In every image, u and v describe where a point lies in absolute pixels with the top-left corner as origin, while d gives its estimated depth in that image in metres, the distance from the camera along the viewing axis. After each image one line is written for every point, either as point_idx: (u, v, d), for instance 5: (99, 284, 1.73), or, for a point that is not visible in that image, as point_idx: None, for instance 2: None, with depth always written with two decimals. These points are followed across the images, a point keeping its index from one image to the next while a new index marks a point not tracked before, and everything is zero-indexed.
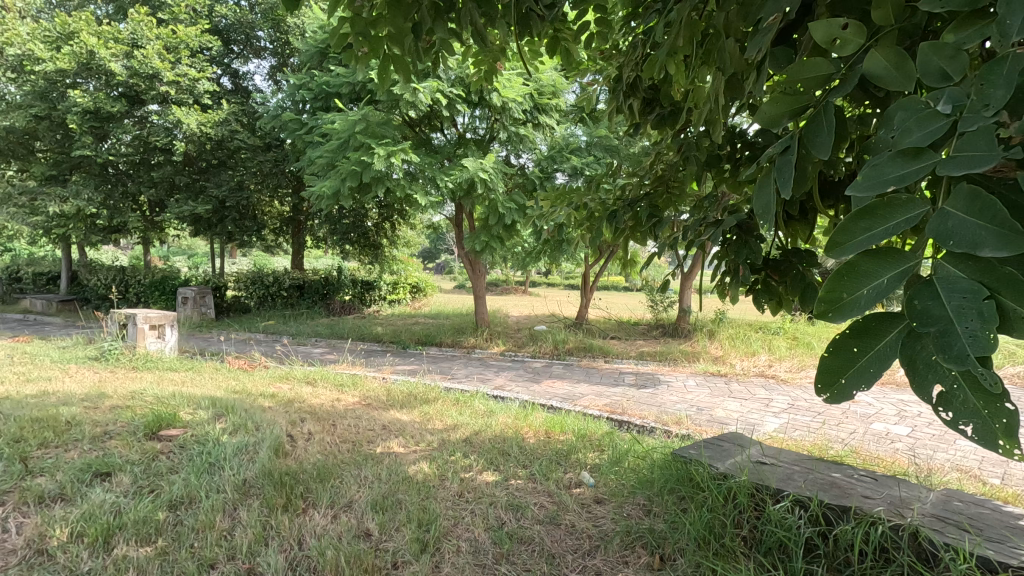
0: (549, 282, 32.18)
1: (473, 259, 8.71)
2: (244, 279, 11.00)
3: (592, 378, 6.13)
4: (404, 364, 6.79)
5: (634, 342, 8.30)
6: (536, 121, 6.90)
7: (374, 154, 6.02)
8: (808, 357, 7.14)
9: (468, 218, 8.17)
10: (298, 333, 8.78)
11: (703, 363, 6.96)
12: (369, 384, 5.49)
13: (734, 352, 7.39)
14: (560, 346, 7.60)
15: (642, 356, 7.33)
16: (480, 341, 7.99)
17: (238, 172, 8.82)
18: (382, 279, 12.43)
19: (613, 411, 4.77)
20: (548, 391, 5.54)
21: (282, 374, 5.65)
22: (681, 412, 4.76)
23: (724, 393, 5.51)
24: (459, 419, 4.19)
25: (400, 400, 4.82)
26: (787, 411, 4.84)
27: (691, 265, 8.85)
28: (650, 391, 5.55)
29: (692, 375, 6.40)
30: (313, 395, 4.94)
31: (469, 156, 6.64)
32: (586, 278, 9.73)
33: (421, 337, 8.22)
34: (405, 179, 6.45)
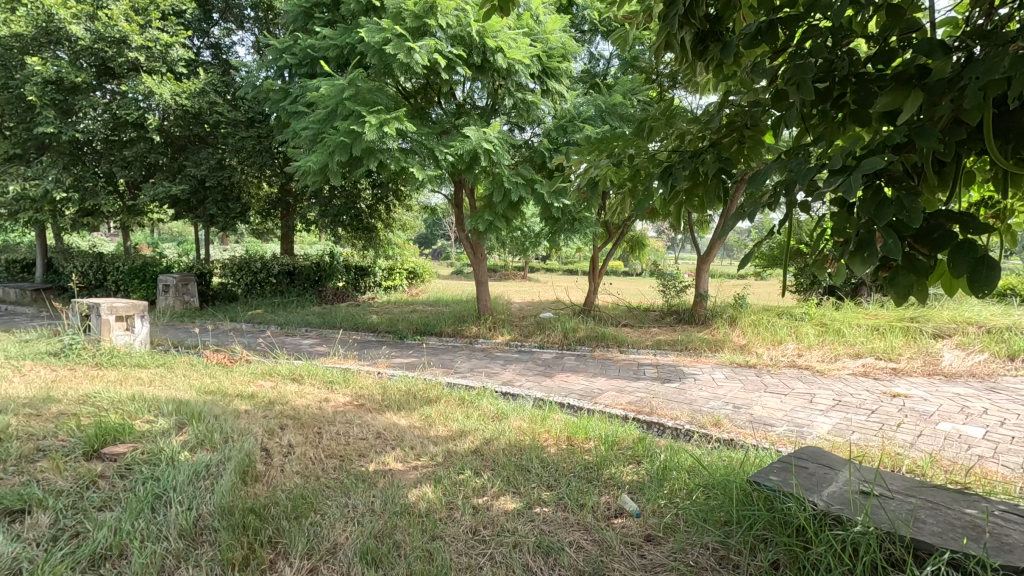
0: (548, 268, 31.56)
1: (475, 242, 8.10)
2: (230, 266, 10.35)
3: (609, 371, 5.56)
4: (402, 356, 6.21)
5: (649, 330, 7.72)
6: (544, 88, 6.27)
7: (365, 122, 5.38)
8: (840, 345, 6.58)
9: (470, 197, 7.54)
10: (287, 323, 8.16)
11: (726, 353, 6.41)
12: (362, 380, 4.91)
13: (759, 340, 6.83)
14: (570, 335, 7.02)
15: (660, 345, 6.77)
16: (483, 330, 7.40)
17: (219, 149, 8.15)
18: (377, 265, 11.80)
19: (639, 411, 4.20)
20: (563, 387, 4.97)
21: (265, 370, 5.05)
22: (716, 411, 4.21)
23: (758, 387, 4.96)
24: (466, 423, 3.62)
25: (398, 400, 4.24)
26: (835, 408, 4.29)
27: (709, 246, 8.27)
28: (676, 385, 4.99)
29: (718, 366, 5.84)
30: (298, 395, 4.36)
31: (472, 125, 6.00)
32: (594, 262, 9.14)
33: (420, 326, 7.62)
34: (400, 152, 5.81)
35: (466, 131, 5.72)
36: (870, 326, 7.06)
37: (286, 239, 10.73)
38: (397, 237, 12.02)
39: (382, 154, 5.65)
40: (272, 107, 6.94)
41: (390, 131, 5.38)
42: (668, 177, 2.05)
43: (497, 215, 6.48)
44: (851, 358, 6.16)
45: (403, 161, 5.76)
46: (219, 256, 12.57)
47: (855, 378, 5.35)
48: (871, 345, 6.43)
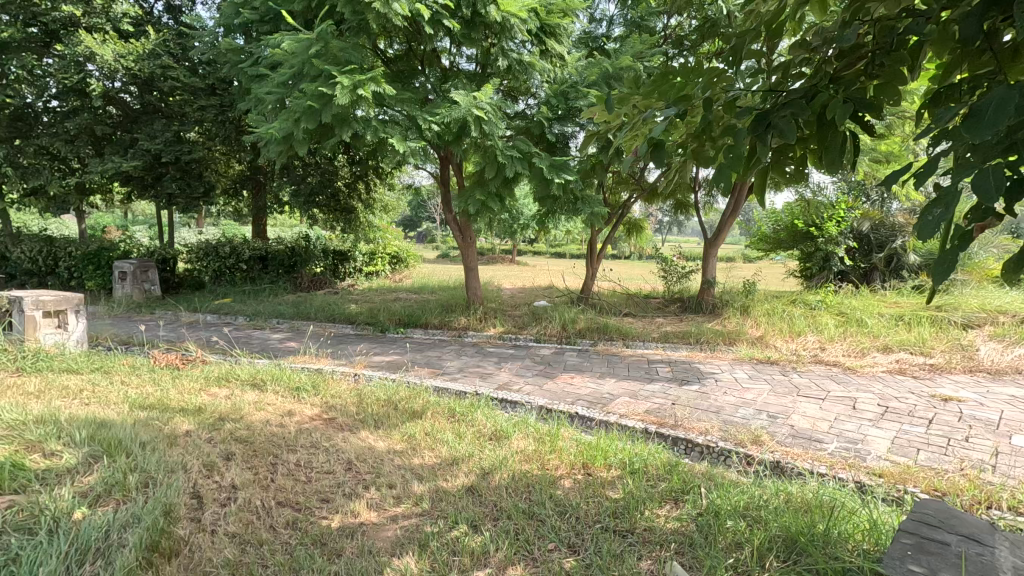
0: (536, 252, 30.91)
1: (463, 224, 7.38)
2: (196, 250, 9.50)
3: (616, 370, 4.92)
4: (383, 353, 5.54)
5: (653, 321, 7.10)
6: (542, 49, 5.52)
7: (336, 84, 4.62)
8: (863, 337, 6.03)
9: (458, 173, 6.82)
10: (256, 314, 7.40)
11: (742, 347, 5.81)
12: (333, 386, 4.22)
13: (776, 332, 6.25)
14: (569, 326, 6.37)
15: (668, 338, 6.15)
16: (473, 322, 6.72)
17: (176, 120, 7.25)
18: (357, 249, 11.03)
19: (661, 424, 3.57)
20: (567, 391, 4.33)
21: (221, 375, 4.33)
22: (749, 423, 3.60)
23: (788, 390, 4.37)
24: (458, 447, 2.97)
25: (376, 414, 3.57)
26: (884, 417, 3.71)
27: (717, 229, 7.66)
28: (696, 388, 4.37)
29: (737, 364, 5.23)
30: (257, 408, 3.66)
31: (460, 90, 5.25)
32: (592, 245, 8.47)
33: (403, 317, 6.93)
34: (377, 121, 5.08)
35: (454, 97, 5.00)
36: (894, 316, 6.51)
37: (258, 221, 9.89)
38: (379, 219, 11.23)
39: (355, 123, 4.92)
40: (231, 70, 6.11)
41: (365, 94, 4.63)
42: (765, 127, 1.40)
43: (491, 193, 5.76)
44: (878, 352, 5.61)
45: (380, 131, 5.03)
46: (186, 239, 11.67)
47: (891, 376, 4.79)
48: (898, 337, 5.88)
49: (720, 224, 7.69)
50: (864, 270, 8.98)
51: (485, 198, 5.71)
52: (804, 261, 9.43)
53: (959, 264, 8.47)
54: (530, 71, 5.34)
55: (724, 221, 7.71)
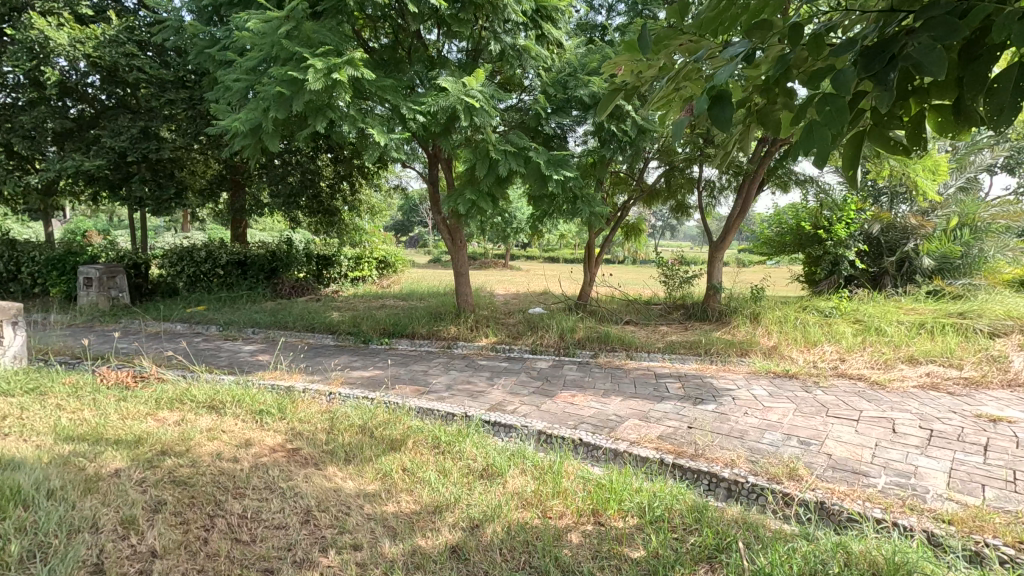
0: (529, 256, 30.48)
1: (453, 226, 6.90)
2: (170, 255, 8.95)
3: (621, 386, 4.45)
4: (364, 367, 5.04)
5: (656, 330, 6.63)
6: (538, 35, 5.08)
7: (308, 68, 4.15)
8: (884, 347, 5.60)
9: (447, 171, 6.35)
10: (229, 323, 6.87)
11: (756, 359, 5.35)
12: (303, 409, 3.71)
13: (790, 341, 5.81)
14: (567, 336, 5.89)
15: (674, 349, 5.69)
16: (463, 332, 6.23)
17: (143, 115, 6.63)
18: (343, 253, 10.51)
19: (678, 453, 3.10)
20: (568, 412, 3.85)
21: (176, 396, 3.82)
22: (778, 452, 3.14)
23: (814, 409, 3.91)
24: (442, 489, 2.48)
25: (347, 444, 3.07)
26: (932, 443, 3.25)
27: (722, 231, 7.22)
28: (713, 407, 3.90)
29: (752, 378, 4.77)
30: (209, 437, 3.14)
31: (448, 76, 4.80)
32: (590, 249, 8.01)
33: (388, 327, 6.43)
34: (355, 110, 4.61)
35: (441, 84, 4.55)
36: (913, 323, 6.09)
37: (236, 225, 9.36)
38: (365, 222, 10.73)
39: (332, 112, 4.44)
40: (199, 59, 5.60)
41: (342, 80, 4.15)
42: (884, 60, 1.02)
43: (483, 193, 5.27)
44: (903, 363, 5.18)
45: (360, 122, 4.55)
46: (162, 243, 11.08)
47: (924, 391, 4.35)
48: (921, 346, 5.46)
49: (726, 227, 7.25)
50: (873, 275, 8.59)
51: (476, 197, 5.22)
52: (810, 265, 9.01)
53: (975, 268, 8.10)
54: (526, 57, 4.86)
55: (729, 224, 7.28)
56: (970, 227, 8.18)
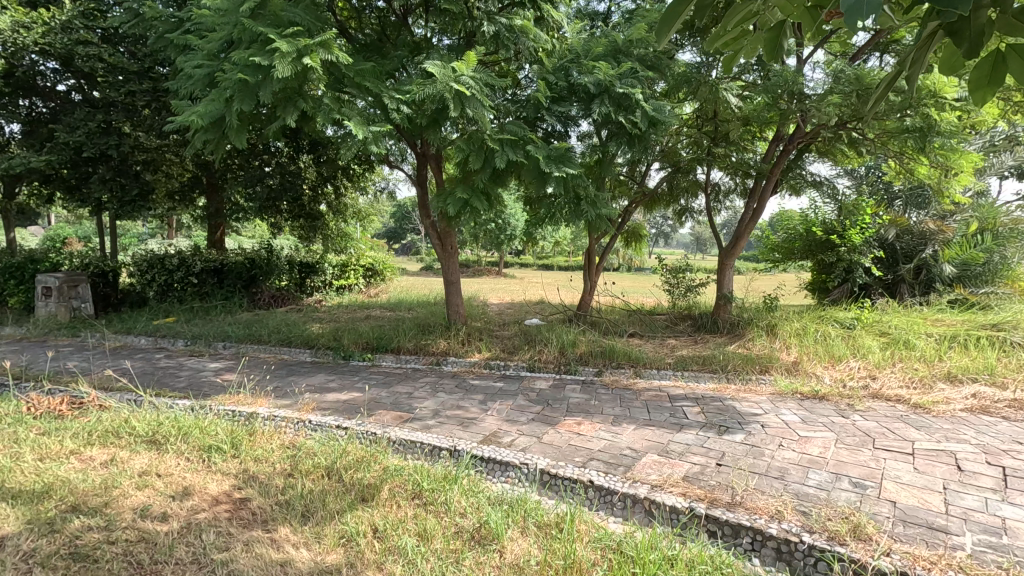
0: (523, 264, 29.93)
1: (443, 231, 6.35)
2: (139, 262, 8.35)
3: (632, 412, 3.90)
4: (341, 388, 4.47)
5: (664, 343, 6.11)
6: (536, 16, 4.59)
7: (274, 49, 3.61)
8: (916, 363, 5.10)
9: (436, 170, 5.82)
10: (198, 337, 6.28)
11: (777, 378, 4.83)
12: (261, 444, 3.14)
13: (812, 357, 5.29)
14: (568, 351, 5.36)
15: (685, 366, 5.16)
16: (454, 346, 5.68)
17: (104, 109, 6.14)
18: (327, 260, 9.93)
19: (711, 501, 2.56)
20: (574, 444, 3.29)
21: (113, 429, 3.24)
22: (830, 498, 2.60)
23: (857, 439, 3.39)
24: (421, 565, 1.93)
25: (308, 494, 2.50)
26: (1012, 486, 2.73)
27: (733, 237, 6.72)
28: (742, 438, 3.37)
29: (777, 400, 4.25)
30: (140, 483, 2.57)
31: (436, 60, 4.28)
32: (591, 256, 7.49)
33: (371, 341, 5.86)
34: (331, 99, 4.08)
35: (427, 69, 4.03)
36: (943, 336, 5.60)
37: (213, 230, 8.78)
38: (351, 228, 10.17)
39: (305, 101, 3.89)
40: (160, 44, 5.06)
41: (315, 65, 3.60)
42: None
43: (476, 192, 4.73)
44: (940, 382, 4.68)
45: (336, 112, 3.99)
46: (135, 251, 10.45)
47: (976, 417, 3.84)
48: (957, 362, 4.97)
49: (737, 232, 6.76)
50: (888, 283, 8.13)
51: (468, 196, 4.66)
52: (821, 273, 8.54)
53: (997, 275, 7.64)
54: (523, 40, 4.37)
55: (741, 228, 6.79)
56: (992, 232, 7.72)
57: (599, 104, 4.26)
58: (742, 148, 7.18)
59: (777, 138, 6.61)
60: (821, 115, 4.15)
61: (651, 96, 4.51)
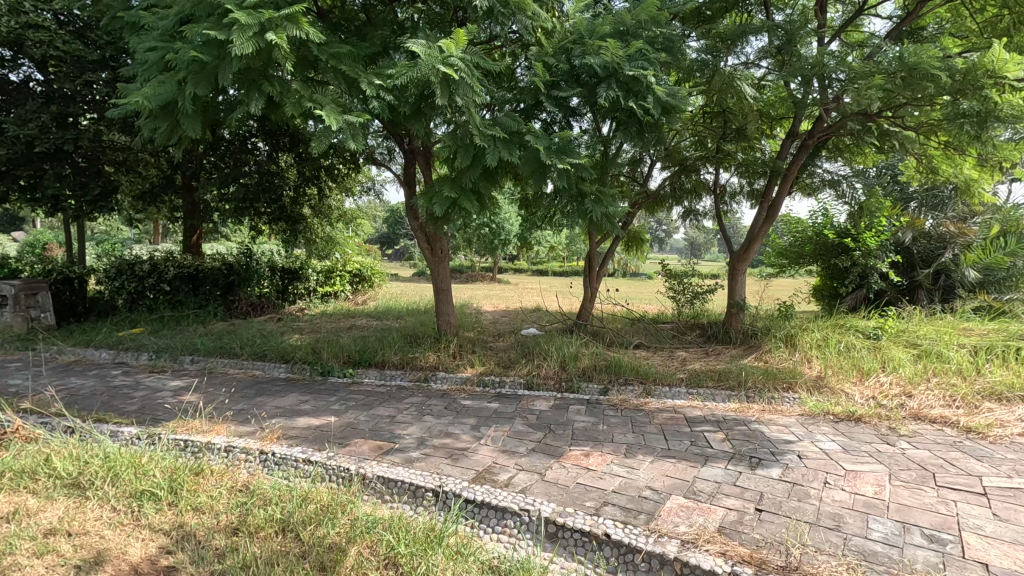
0: (517, 269, 29.45)
1: (432, 234, 5.83)
2: (108, 269, 7.78)
3: (647, 439, 3.40)
4: (314, 411, 3.94)
5: (673, 356, 5.62)
6: None
7: (230, 21, 3.08)
8: (954, 378, 4.63)
9: (425, 167, 5.31)
10: (163, 350, 5.74)
11: (803, 396, 4.34)
12: (207, 486, 2.61)
13: (838, 371, 4.81)
14: (569, 366, 4.85)
15: (700, 382, 4.66)
16: (444, 361, 5.16)
17: (61, 102, 5.67)
18: (311, 266, 9.39)
19: (759, 564, 2.06)
20: (584, 482, 2.78)
21: (33, 466, 2.70)
22: (903, 558, 2.10)
23: (914, 474, 2.88)
24: None
25: (252, 563, 1.98)
26: None
27: (746, 240, 6.24)
28: (779, 474, 2.86)
29: (809, 423, 3.75)
30: (41, 548, 2.04)
31: (421, 39, 3.79)
32: (591, 261, 7.00)
33: (353, 354, 5.34)
34: (301, 83, 3.56)
35: (411, 48, 3.53)
36: (977, 348, 5.13)
37: (188, 234, 8.22)
38: (336, 232, 9.64)
39: (269, 84, 3.38)
40: (115, 25, 4.56)
41: (280, 41, 3.10)
42: None
43: (467, 189, 4.19)
44: (985, 400, 4.20)
45: (306, 97, 3.48)
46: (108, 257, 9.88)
47: None
48: (999, 378, 4.50)
49: (750, 236, 6.27)
50: (904, 289, 7.69)
51: (458, 194, 4.13)
52: (833, 279, 8.09)
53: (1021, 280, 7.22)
54: (520, 16, 3.90)
55: (754, 230, 6.31)
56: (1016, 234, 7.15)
57: (606, 87, 3.78)
58: (752, 145, 6.72)
59: (791, 134, 6.14)
60: (860, 99, 3.69)
61: (662, 81, 4.06)
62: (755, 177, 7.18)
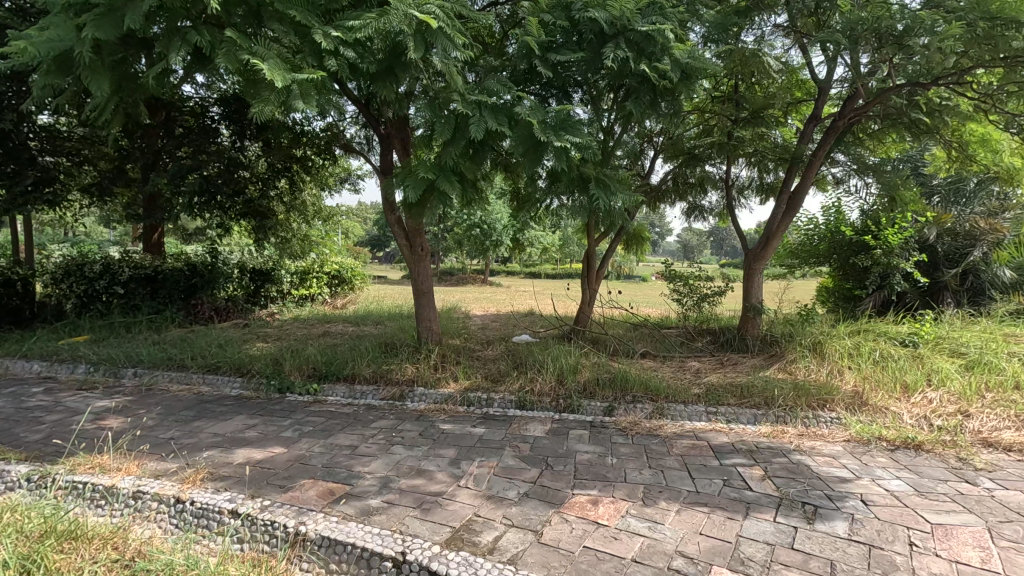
0: (509, 272, 28.80)
1: (411, 229, 5.14)
2: (57, 270, 7.00)
3: (668, 478, 2.72)
4: (260, 440, 3.24)
5: (684, 367, 4.96)
6: None
7: None
8: (1015, 395, 3.98)
9: (402, 150, 4.63)
10: (103, 362, 5.01)
11: (846, 417, 3.68)
12: (80, 561, 1.91)
13: (877, 386, 4.18)
14: (568, 380, 4.18)
15: (719, 399, 4.00)
16: (424, 374, 4.47)
17: None
18: (285, 267, 8.67)
19: None
20: (594, 545, 2.09)
21: None
22: None
23: (1020, 530, 2.22)
24: None
25: None
26: None
27: (765, 236, 5.57)
28: (847, 531, 2.20)
29: (860, 452, 3.09)
30: None
31: None
32: (590, 260, 6.33)
33: (319, 367, 4.65)
34: (240, 34, 2.87)
35: None
36: None
37: (148, 231, 7.48)
38: (313, 230, 8.95)
39: (196, 32, 2.69)
40: None
41: None
42: None
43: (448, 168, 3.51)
44: None
45: (245, 49, 2.78)
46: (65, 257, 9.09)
47: None
48: None
49: (768, 231, 5.62)
50: (928, 291, 7.07)
51: (438, 173, 3.44)
52: (848, 280, 7.48)
53: None
54: None
55: (772, 226, 5.65)
56: None
57: (614, 47, 3.13)
58: (767, 132, 6.09)
59: (813, 117, 5.51)
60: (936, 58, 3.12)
61: (679, 41, 3.42)
62: (767, 168, 6.57)
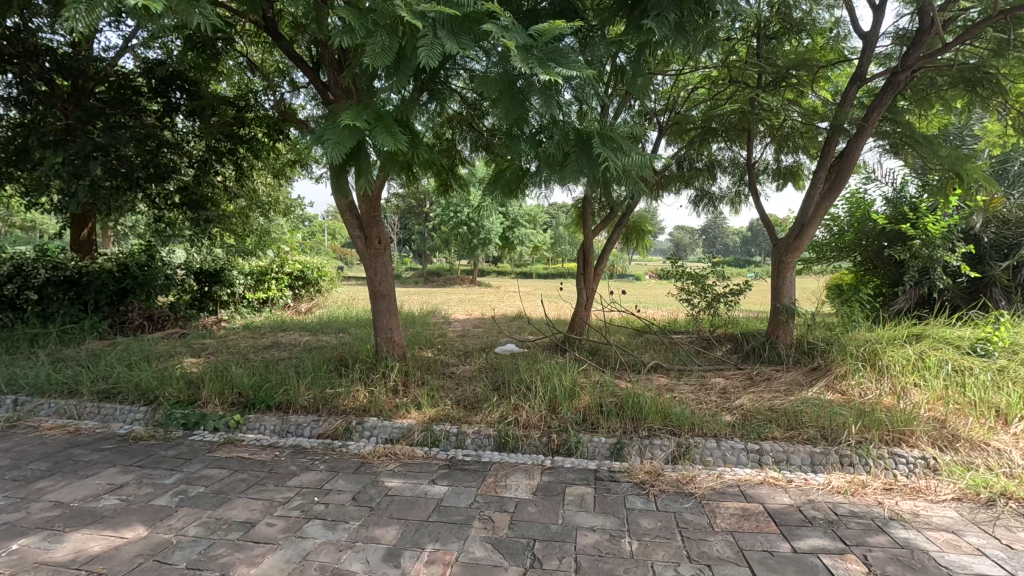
0: (499, 272, 27.77)
1: (367, 216, 4.12)
2: None
3: None
4: (117, 515, 2.21)
5: (706, 385, 3.98)
6: None
7: None
8: None
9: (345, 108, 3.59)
10: None
11: (939, 458, 2.73)
12: None
13: (962, 410, 3.23)
14: (563, 409, 3.19)
15: (761, 432, 3.02)
16: (378, 401, 3.46)
17: None
18: (236, 267, 7.61)
19: None
20: None
21: None
22: None
23: None
24: None
25: None
26: None
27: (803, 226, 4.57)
28: None
29: (991, 524, 2.12)
30: None
31: None
32: (585, 255, 5.33)
33: (243, 392, 3.61)
34: None
35: None
36: None
37: (75, 227, 6.43)
38: (270, 225, 7.90)
39: None
40: None
41: None
42: None
43: (388, 116, 2.51)
44: None
45: None
46: None
47: None
48: None
49: (804, 219, 4.63)
50: (974, 286, 6.09)
51: (372, 124, 2.43)
52: (878, 276, 6.55)
53: None
54: None
55: (809, 213, 4.66)
56: None
57: None
58: (795, 99, 5.16)
59: (857, 77, 4.52)
60: None
61: None
62: (791, 145, 5.62)
